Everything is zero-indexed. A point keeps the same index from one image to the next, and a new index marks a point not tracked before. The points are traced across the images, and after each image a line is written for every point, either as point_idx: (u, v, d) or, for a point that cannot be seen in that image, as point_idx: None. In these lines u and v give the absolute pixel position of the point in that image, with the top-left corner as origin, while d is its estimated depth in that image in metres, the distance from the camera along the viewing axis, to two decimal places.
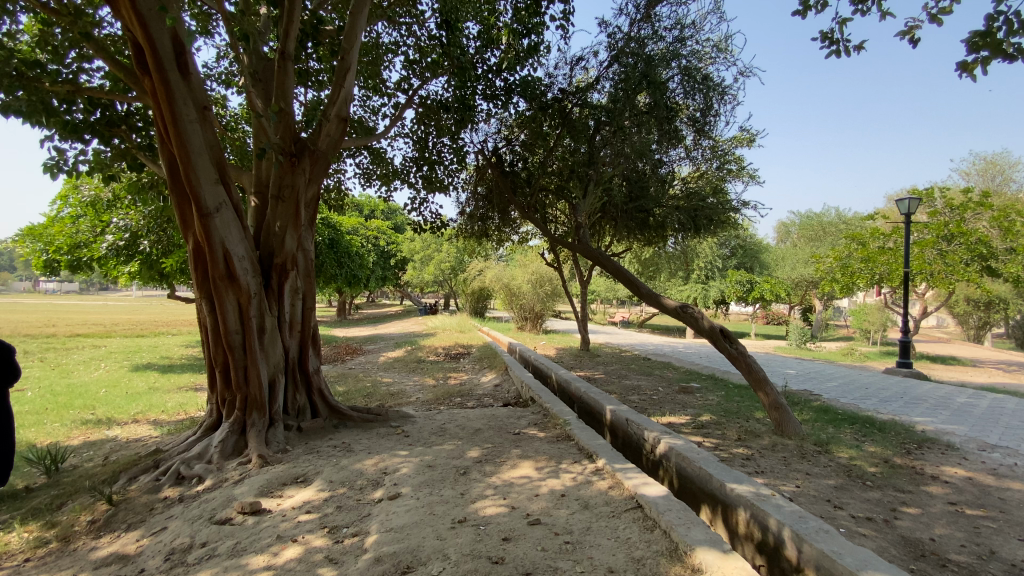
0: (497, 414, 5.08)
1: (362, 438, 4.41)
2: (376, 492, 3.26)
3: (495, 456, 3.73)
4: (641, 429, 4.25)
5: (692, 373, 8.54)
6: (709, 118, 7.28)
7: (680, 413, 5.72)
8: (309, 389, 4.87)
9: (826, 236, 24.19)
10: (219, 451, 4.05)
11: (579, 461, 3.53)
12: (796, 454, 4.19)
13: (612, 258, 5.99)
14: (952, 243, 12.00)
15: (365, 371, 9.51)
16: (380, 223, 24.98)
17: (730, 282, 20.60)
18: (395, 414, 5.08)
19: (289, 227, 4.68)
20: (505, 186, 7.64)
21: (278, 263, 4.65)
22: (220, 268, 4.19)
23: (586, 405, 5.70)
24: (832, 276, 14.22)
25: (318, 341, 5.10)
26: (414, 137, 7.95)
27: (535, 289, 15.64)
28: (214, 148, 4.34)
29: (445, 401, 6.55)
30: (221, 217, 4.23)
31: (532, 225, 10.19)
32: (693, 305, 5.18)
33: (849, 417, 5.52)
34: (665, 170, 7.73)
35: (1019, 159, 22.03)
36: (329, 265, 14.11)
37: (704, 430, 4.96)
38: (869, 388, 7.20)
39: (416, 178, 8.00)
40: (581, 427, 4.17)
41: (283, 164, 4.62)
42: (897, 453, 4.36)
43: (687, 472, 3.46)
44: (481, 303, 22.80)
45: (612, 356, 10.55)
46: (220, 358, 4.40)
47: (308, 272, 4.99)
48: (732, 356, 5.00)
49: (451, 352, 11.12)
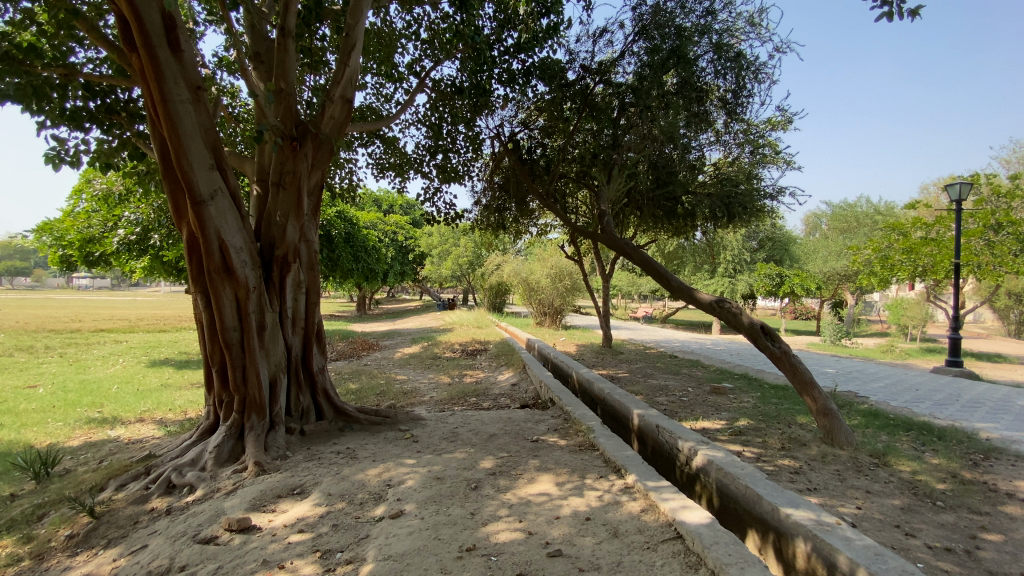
0: (514, 417, 4.71)
1: (369, 443, 4.07)
2: (377, 508, 2.91)
3: (510, 467, 3.35)
4: (674, 438, 3.81)
5: (722, 372, 8.03)
6: (741, 100, 6.74)
7: (713, 417, 5.26)
8: (313, 389, 4.56)
9: (859, 228, 23.09)
10: (213, 456, 3.76)
11: (606, 476, 3.12)
12: (850, 468, 3.71)
13: (638, 249, 5.53)
14: (1001, 232, 11.16)
15: (379, 368, 9.24)
16: (398, 218, 24.80)
17: (757, 276, 19.87)
18: (405, 416, 4.73)
19: (290, 216, 4.36)
20: (524, 175, 7.22)
21: (279, 254, 4.34)
22: (215, 260, 3.90)
23: (611, 407, 5.28)
24: (869, 269, 13.42)
25: (323, 338, 4.78)
26: (427, 123, 7.58)
27: (554, 283, 15.19)
28: (209, 132, 4.03)
29: (459, 401, 6.20)
30: (217, 205, 3.92)
31: (551, 217, 9.78)
32: (731, 299, 4.71)
33: (903, 422, 4.98)
34: (694, 155, 7.22)
35: None
36: (346, 260, 13.92)
37: (742, 437, 4.50)
38: (919, 389, 6.60)
39: (430, 168, 7.64)
40: (606, 435, 3.77)
41: (284, 148, 4.29)
42: (966, 466, 3.85)
43: (730, 491, 3.03)
44: (499, 298, 22.45)
45: (635, 353, 10.09)
46: (217, 356, 4.11)
47: (311, 265, 4.65)
48: (775, 356, 4.52)
49: (468, 349, 10.78)
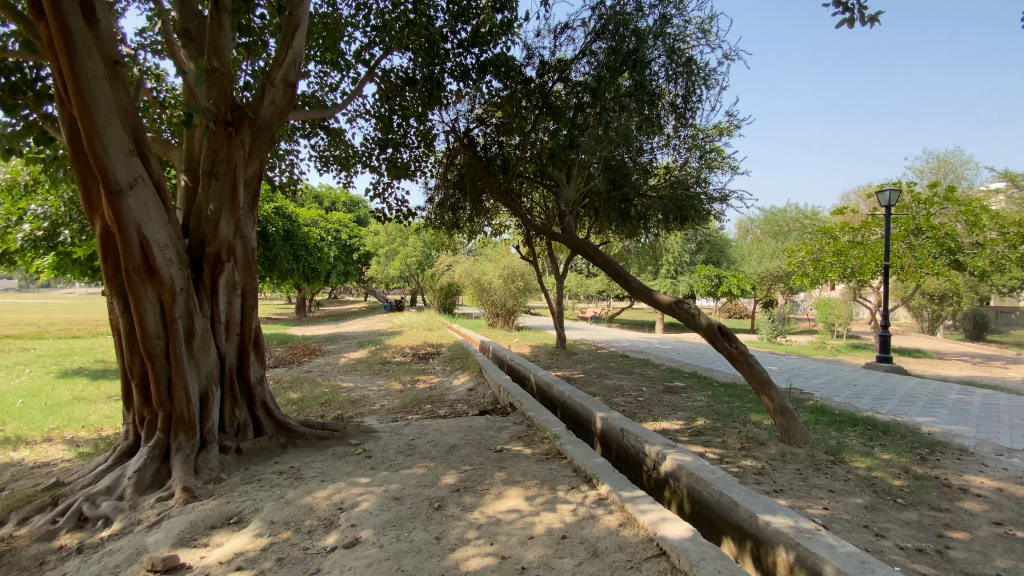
0: (474, 425, 4.48)
1: (315, 461, 3.71)
2: (329, 537, 2.60)
3: (475, 482, 3.12)
4: (640, 442, 3.72)
5: (675, 371, 8.14)
6: (691, 105, 6.83)
7: (672, 417, 5.25)
8: (250, 403, 4.11)
9: (791, 231, 24.52)
10: (133, 483, 3.28)
11: (577, 487, 2.97)
12: (810, 466, 3.77)
13: (597, 249, 5.44)
14: (920, 236, 12.12)
15: (325, 374, 8.71)
16: (342, 216, 23.78)
17: (699, 276, 20.70)
18: (355, 429, 4.38)
19: (224, 209, 3.91)
20: (481, 172, 6.98)
21: (210, 252, 3.88)
22: (135, 259, 3.42)
23: (571, 411, 5.16)
24: (802, 270, 14.20)
25: (262, 345, 4.33)
26: (376, 115, 7.20)
27: (506, 284, 15.04)
28: (129, 113, 3.51)
29: (413, 408, 5.89)
30: (137, 196, 3.44)
31: (505, 217, 9.62)
32: (689, 299, 4.71)
33: (849, 418, 5.18)
34: (646, 158, 7.25)
35: (970, 158, 22.84)
36: (285, 259, 13.11)
37: (703, 438, 4.50)
38: (857, 385, 6.95)
39: (380, 162, 7.26)
40: (573, 442, 3.62)
41: (217, 133, 3.85)
42: (914, 460, 4.01)
43: (703, 497, 2.96)
44: (449, 299, 22.04)
45: (589, 354, 10.11)
46: (137, 367, 3.60)
47: (248, 264, 4.18)
48: (732, 356, 4.53)
49: (419, 352, 10.41)
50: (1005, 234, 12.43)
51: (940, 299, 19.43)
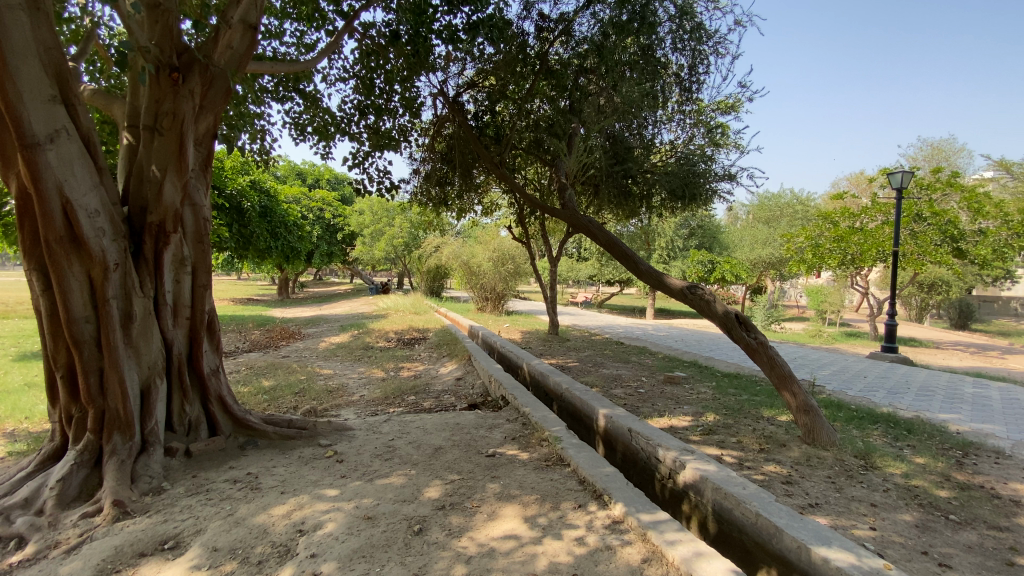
0: (462, 422, 3.98)
1: (278, 466, 3.19)
2: (282, 570, 2.10)
3: (464, 497, 2.63)
4: (652, 446, 3.24)
5: (674, 360, 7.72)
6: (697, 77, 6.36)
7: (678, 412, 4.81)
8: (203, 396, 3.53)
9: (784, 217, 24.17)
10: (55, 495, 2.73)
11: (586, 505, 2.50)
12: (841, 474, 3.35)
13: (602, 227, 4.90)
14: (922, 223, 11.83)
15: (301, 361, 8.13)
16: (326, 194, 22.86)
17: (693, 263, 20.04)
18: (326, 427, 3.84)
19: (169, 170, 3.30)
20: (473, 141, 6.35)
21: (153, 222, 3.28)
22: (56, 226, 2.82)
23: (570, 405, 4.68)
24: (800, 256, 13.82)
25: (217, 329, 3.74)
26: (355, 78, 6.55)
27: (496, 267, 14.50)
28: (51, 52, 2.82)
29: (395, 400, 5.38)
30: (59, 151, 2.81)
31: (496, 195, 9.05)
32: (704, 284, 4.23)
33: (868, 415, 4.78)
34: (651, 132, 6.75)
35: (963, 146, 22.63)
36: (263, 238, 12.39)
37: (716, 437, 4.06)
38: (868, 377, 6.57)
39: (361, 129, 6.63)
40: (577, 445, 3.14)
41: (160, 80, 3.23)
42: (951, 465, 3.62)
43: (735, 517, 2.50)
44: (437, 282, 21.43)
45: (583, 340, 9.65)
46: (62, 356, 3.03)
47: (199, 236, 3.58)
48: (751, 347, 4.07)
49: (404, 337, 9.86)
50: (1006, 222, 12.16)
51: (931, 287, 19.32)
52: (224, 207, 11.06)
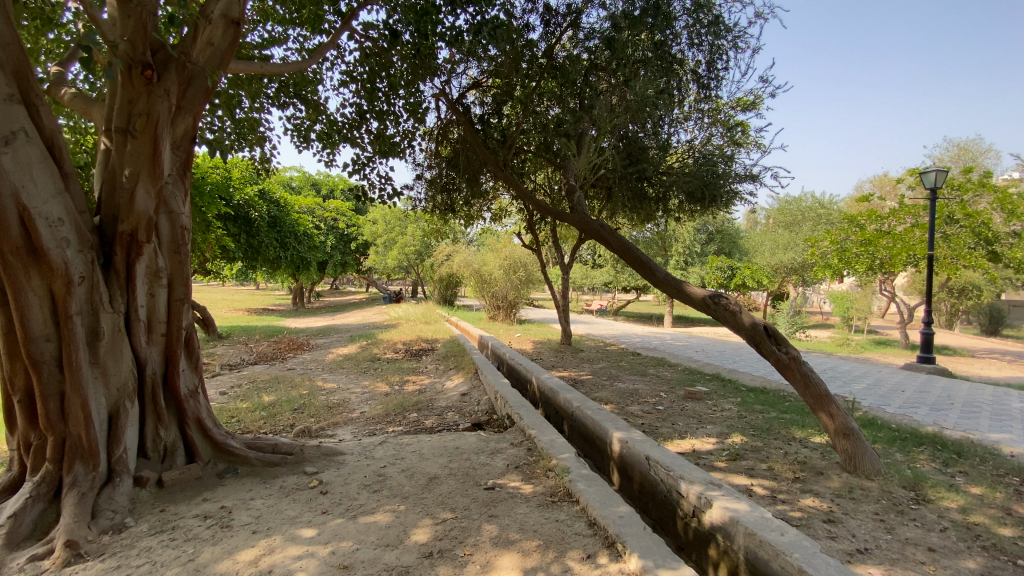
0: (462, 447, 3.65)
1: (255, 499, 2.89)
2: None
3: (455, 542, 2.29)
4: (673, 478, 2.86)
5: (693, 373, 7.29)
6: (715, 73, 6.00)
7: (700, 433, 4.40)
8: (180, 420, 3.27)
9: (805, 221, 23.42)
10: (5, 534, 2.47)
11: (595, 555, 2.14)
12: (889, 509, 2.91)
13: (615, 232, 4.55)
14: (953, 225, 11.19)
15: (306, 374, 7.89)
16: (339, 204, 22.83)
17: (710, 269, 19.37)
18: (315, 452, 3.54)
19: (143, 176, 3.06)
20: (478, 145, 6.04)
21: (123, 231, 3.04)
22: (11, 236, 2.57)
23: (582, 426, 4.31)
24: (824, 260, 13.21)
25: (196, 346, 3.47)
26: (357, 81, 6.31)
27: (508, 275, 14.19)
28: (8, 49, 2.64)
29: (396, 419, 5.06)
30: (15, 155, 2.59)
31: (506, 200, 8.74)
32: (728, 294, 3.84)
33: (912, 435, 4.31)
34: (665, 132, 6.38)
35: (992, 146, 21.75)
36: (272, 248, 12.28)
37: (744, 462, 3.66)
38: (905, 391, 6.06)
39: (363, 135, 6.40)
40: (587, 478, 2.78)
41: (132, 78, 2.97)
42: (1015, 496, 3.16)
43: (771, 570, 2.11)
44: (450, 290, 21.21)
45: (597, 351, 9.25)
46: (22, 377, 2.79)
47: (176, 246, 3.31)
48: (782, 363, 3.66)
49: (412, 349, 9.58)
50: None
51: (962, 293, 18.46)
52: (232, 217, 10.96)
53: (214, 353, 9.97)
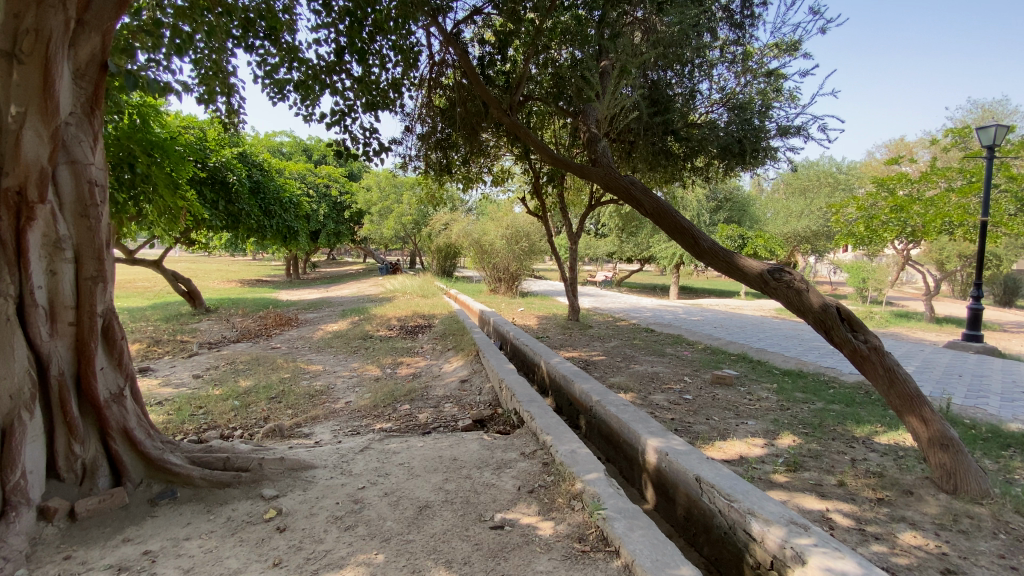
0: (461, 458, 2.96)
1: (191, 540, 2.21)
2: None
3: None
4: (741, 513, 2.16)
5: (717, 353, 6.59)
6: (751, 9, 5.09)
7: (743, 432, 3.72)
8: (101, 430, 2.56)
9: (819, 188, 22.38)
10: None
11: None
12: (1012, 548, 2.19)
13: (648, 191, 3.78)
14: (994, 189, 10.33)
15: (290, 354, 7.21)
16: (331, 169, 21.71)
17: (720, 237, 18.51)
18: (277, 467, 2.85)
19: (31, 112, 2.25)
20: (477, 90, 5.06)
21: (8, 187, 2.25)
22: None
23: (605, 425, 3.61)
24: (847, 228, 12.37)
25: (119, 337, 2.72)
26: (336, 17, 5.34)
27: (509, 245, 13.44)
28: None
29: (385, 412, 4.38)
30: None
31: (509, 159, 7.86)
32: (792, 268, 3.11)
33: (998, 434, 3.60)
34: (693, 78, 5.55)
35: (1018, 107, 20.58)
36: (255, 217, 11.43)
37: (808, 475, 2.97)
38: (962, 375, 5.36)
39: (344, 80, 5.48)
40: (627, 517, 2.08)
41: None
42: None
43: None
44: (448, 261, 20.40)
45: (607, 327, 8.58)
46: None
47: (85, 210, 2.51)
48: (859, 355, 2.94)
49: (408, 325, 8.88)
50: None
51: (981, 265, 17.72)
52: (208, 181, 10.08)
53: (195, 329, 9.27)
